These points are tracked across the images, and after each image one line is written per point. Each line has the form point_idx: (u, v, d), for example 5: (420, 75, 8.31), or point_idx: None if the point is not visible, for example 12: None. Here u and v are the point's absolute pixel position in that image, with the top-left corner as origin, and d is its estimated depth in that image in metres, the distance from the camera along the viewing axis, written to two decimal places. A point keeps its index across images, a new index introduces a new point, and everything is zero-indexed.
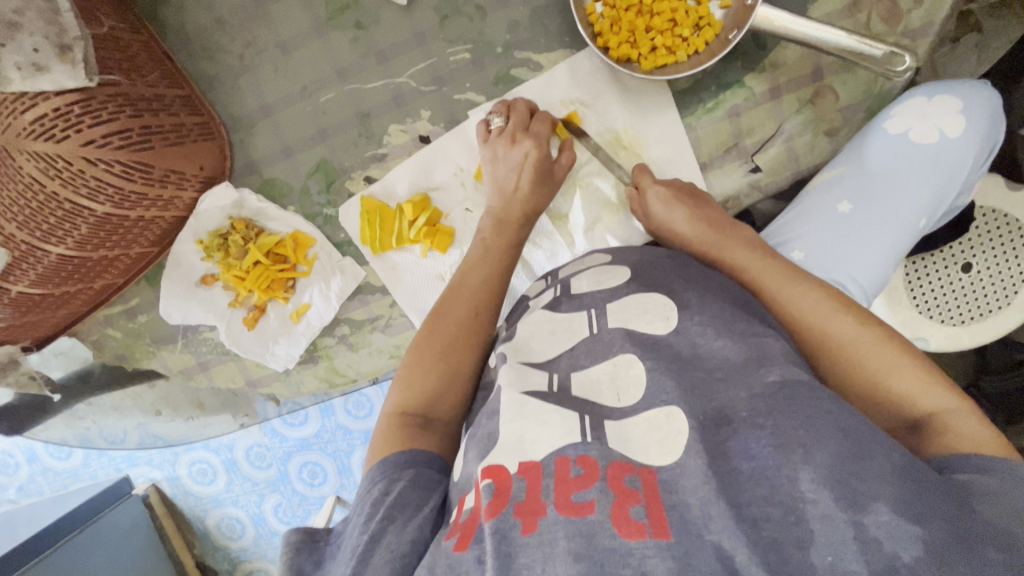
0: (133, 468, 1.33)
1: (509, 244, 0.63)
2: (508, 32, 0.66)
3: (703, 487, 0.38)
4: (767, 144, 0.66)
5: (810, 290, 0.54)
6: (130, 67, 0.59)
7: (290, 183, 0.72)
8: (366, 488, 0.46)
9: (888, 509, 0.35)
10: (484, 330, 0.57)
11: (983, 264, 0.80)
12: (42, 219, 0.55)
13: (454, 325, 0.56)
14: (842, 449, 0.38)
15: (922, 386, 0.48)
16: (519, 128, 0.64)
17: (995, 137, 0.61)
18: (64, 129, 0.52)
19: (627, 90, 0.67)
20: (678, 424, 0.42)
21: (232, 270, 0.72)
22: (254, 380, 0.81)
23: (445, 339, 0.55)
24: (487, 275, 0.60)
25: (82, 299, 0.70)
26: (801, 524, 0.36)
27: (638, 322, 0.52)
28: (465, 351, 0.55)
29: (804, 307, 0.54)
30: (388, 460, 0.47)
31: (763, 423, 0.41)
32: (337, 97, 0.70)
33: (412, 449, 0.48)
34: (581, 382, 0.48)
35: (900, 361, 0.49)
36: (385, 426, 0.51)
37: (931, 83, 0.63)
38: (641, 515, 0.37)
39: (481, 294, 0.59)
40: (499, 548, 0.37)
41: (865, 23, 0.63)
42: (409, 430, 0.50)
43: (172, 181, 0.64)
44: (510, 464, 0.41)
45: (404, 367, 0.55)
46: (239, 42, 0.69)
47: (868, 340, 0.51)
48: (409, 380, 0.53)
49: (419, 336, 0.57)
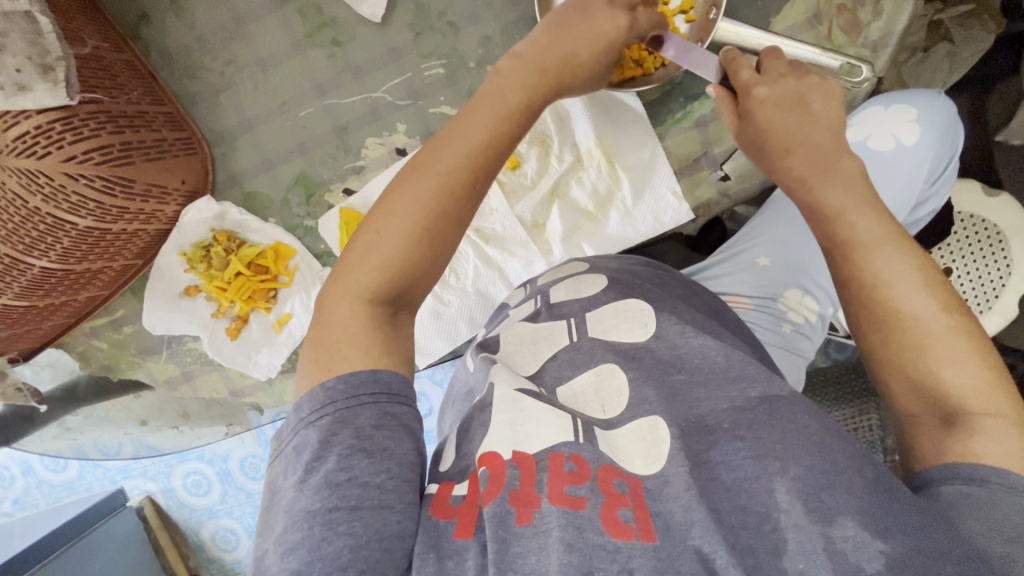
0: (127, 480, 1.32)
1: (506, 138, 0.46)
2: (480, 47, 0.68)
3: (685, 494, 0.40)
4: (735, 153, 0.68)
5: (902, 254, 0.44)
6: (112, 85, 0.61)
7: (270, 196, 0.74)
8: (322, 402, 0.39)
9: (854, 523, 0.37)
10: (449, 236, 0.44)
11: (962, 269, 0.82)
12: (25, 233, 0.57)
13: (432, 181, 0.43)
14: (814, 464, 0.40)
15: (978, 387, 0.41)
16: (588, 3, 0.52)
17: (952, 143, 0.63)
18: (45, 145, 0.54)
19: (600, 102, 0.68)
20: (661, 432, 0.44)
21: (215, 281, 0.74)
22: (238, 390, 0.82)
23: (403, 237, 0.42)
24: (462, 168, 0.44)
25: (68, 310, 0.72)
26: (774, 532, 0.37)
27: (617, 333, 0.53)
28: (428, 255, 0.43)
29: (884, 270, 0.44)
30: (325, 387, 0.39)
31: (743, 434, 0.42)
32: (316, 112, 0.71)
33: (379, 369, 0.40)
34: (567, 396, 0.49)
35: (968, 358, 0.42)
36: (331, 330, 0.41)
37: (890, 94, 0.65)
38: (629, 519, 0.38)
39: (452, 191, 0.43)
40: (497, 533, 0.37)
41: (826, 36, 0.64)
42: (378, 321, 0.42)
43: (154, 195, 0.66)
44: (503, 450, 0.42)
45: (349, 260, 0.43)
46: (220, 60, 0.71)
47: (939, 329, 0.42)
48: (372, 249, 0.42)
49: (366, 226, 0.43)
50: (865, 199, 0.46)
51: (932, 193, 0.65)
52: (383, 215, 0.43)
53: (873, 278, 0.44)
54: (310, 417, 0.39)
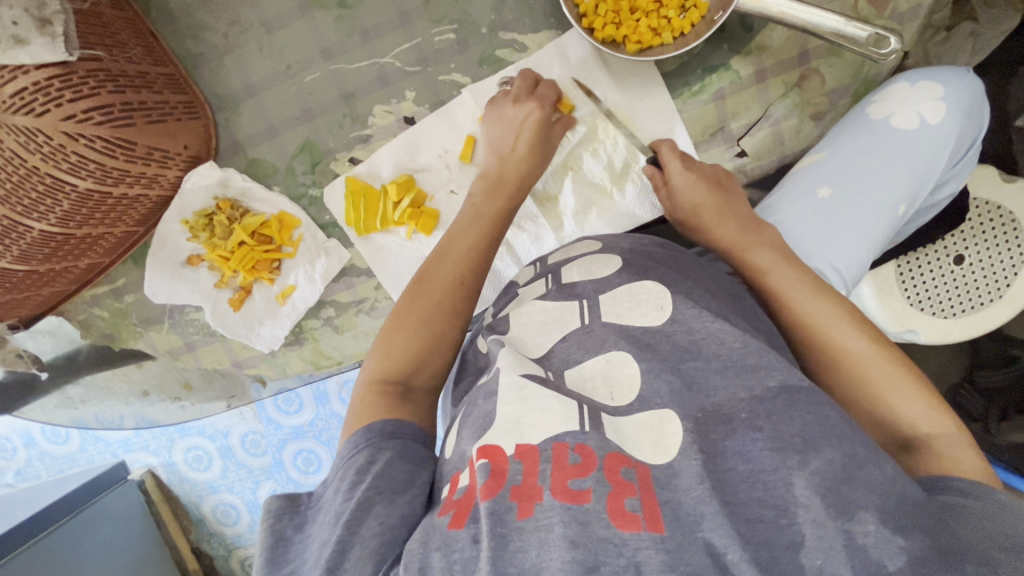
0: (129, 454, 1.32)
1: (501, 209, 0.62)
2: (493, 12, 0.66)
3: (698, 487, 0.39)
4: (754, 128, 0.66)
5: (829, 301, 0.54)
6: (112, 42, 0.59)
7: (275, 163, 0.72)
8: (353, 447, 0.45)
9: (874, 518, 0.37)
10: (468, 301, 0.57)
11: (975, 255, 0.80)
12: (24, 193, 0.55)
13: (438, 292, 0.55)
14: (836, 458, 0.40)
15: (924, 409, 0.48)
16: (524, 92, 0.64)
17: (976, 123, 0.61)
18: (44, 103, 0.52)
19: (616, 74, 0.67)
20: (672, 426, 0.43)
21: (218, 250, 0.73)
22: (240, 361, 0.81)
23: (429, 309, 0.54)
24: (473, 246, 0.59)
25: (69, 276, 0.70)
26: (792, 527, 0.37)
27: (631, 317, 0.52)
28: (450, 320, 0.55)
29: (818, 317, 0.54)
30: (374, 428, 0.46)
31: (761, 425, 0.42)
32: (322, 77, 0.69)
33: (373, 421, 0.46)
34: (574, 380, 0.48)
35: (906, 386, 0.49)
36: (364, 394, 0.49)
37: (915, 71, 0.62)
38: (636, 508, 0.37)
39: (469, 267, 0.58)
40: (495, 529, 0.36)
41: (852, 6, 0.62)
42: (391, 396, 0.49)
43: (155, 159, 0.64)
44: (506, 444, 0.41)
45: (377, 348, 0.53)
46: (223, 20, 0.69)
47: (872, 356, 0.51)
48: (391, 345, 0.53)
49: (403, 303, 0.55)
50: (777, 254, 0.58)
51: (951, 176, 0.64)
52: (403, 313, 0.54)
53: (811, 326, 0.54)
54: (344, 457, 0.45)
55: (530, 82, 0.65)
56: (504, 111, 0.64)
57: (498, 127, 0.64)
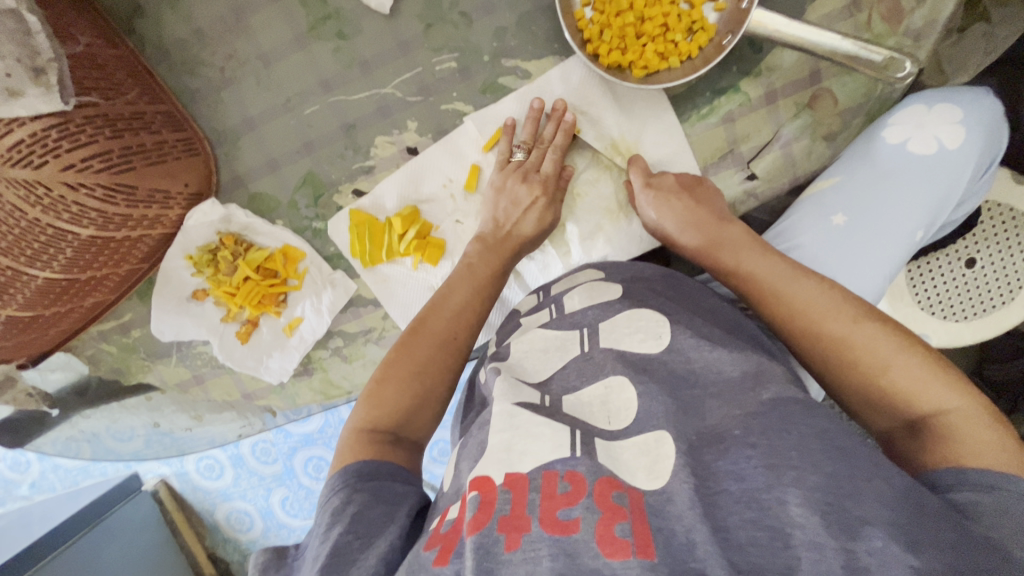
0: (140, 465, 1.35)
1: (492, 273, 0.61)
2: (494, 40, 0.64)
3: (688, 513, 0.38)
4: (764, 151, 0.65)
5: (809, 284, 0.53)
6: (107, 85, 0.58)
7: (277, 197, 0.71)
8: (327, 491, 0.44)
9: (883, 535, 0.35)
10: (461, 350, 0.55)
11: (987, 258, 0.78)
12: (26, 244, 0.54)
13: (431, 343, 0.54)
14: (835, 470, 0.39)
15: (926, 385, 0.45)
16: (534, 168, 0.65)
17: (997, 145, 0.59)
18: (42, 154, 0.50)
19: (622, 99, 0.65)
20: (666, 448, 0.42)
21: (223, 286, 0.72)
22: (250, 393, 0.81)
23: (424, 360, 0.53)
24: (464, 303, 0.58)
25: (74, 316, 0.70)
26: (787, 551, 0.35)
27: (629, 342, 0.51)
28: (442, 373, 0.53)
29: (803, 299, 0.52)
30: (349, 470, 0.44)
31: (755, 442, 0.41)
32: (322, 109, 0.68)
33: (349, 463, 0.45)
34: (573, 406, 0.48)
35: (903, 361, 0.47)
36: (349, 444, 0.47)
37: (931, 92, 0.61)
38: (626, 534, 0.36)
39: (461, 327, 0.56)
40: (481, 564, 0.35)
41: (864, 25, 0.60)
42: (377, 445, 0.47)
43: (157, 201, 0.63)
44: (496, 475, 0.41)
45: (363, 400, 0.51)
46: (220, 55, 0.67)
47: (862, 337, 0.49)
48: (378, 394, 0.50)
49: (393, 351, 0.54)
50: (749, 245, 0.58)
51: (971, 195, 0.62)
52: (392, 362, 0.53)
53: (795, 316, 0.52)
54: (320, 505, 0.44)
55: (542, 159, 0.65)
56: (512, 185, 0.65)
57: (503, 198, 0.65)
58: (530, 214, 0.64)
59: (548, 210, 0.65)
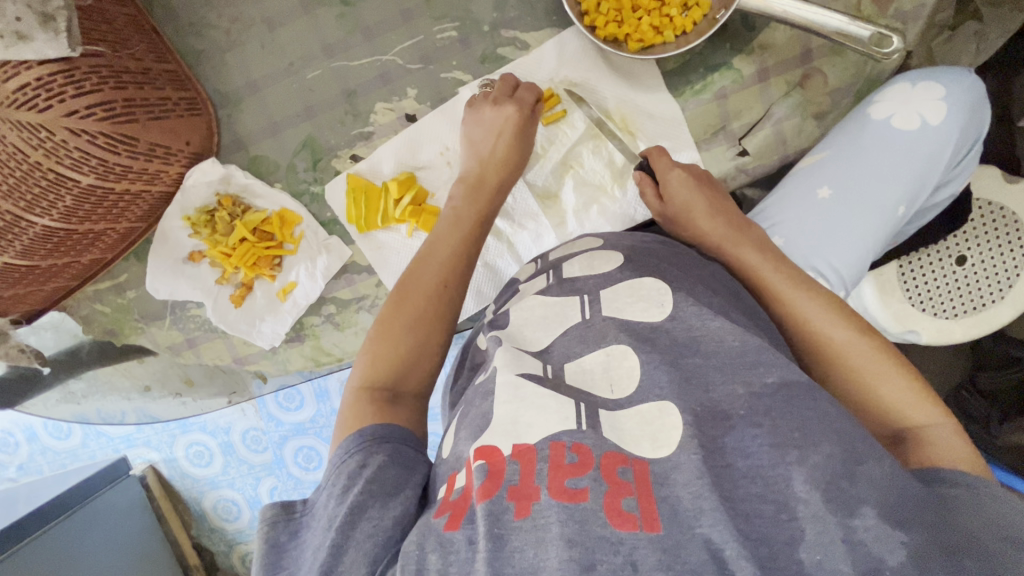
0: (130, 449, 1.33)
1: (482, 212, 0.62)
2: (495, 10, 0.66)
3: (696, 481, 0.37)
4: (755, 128, 0.67)
5: (814, 296, 0.54)
6: (115, 39, 0.58)
7: (277, 160, 0.73)
8: (342, 453, 0.44)
9: (875, 514, 0.36)
10: (453, 303, 0.56)
11: (979, 256, 0.79)
12: (27, 189, 0.55)
13: (423, 296, 0.54)
14: (834, 452, 0.39)
15: (914, 402, 0.48)
16: (502, 94, 0.64)
17: (978, 124, 0.61)
18: (46, 98, 0.51)
19: (618, 71, 0.67)
20: (672, 418, 0.42)
21: (219, 247, 0.73)
22: (242, 358, 0.82)
23: (413, 314, 0.53)
24: (454, 249, 0.58)
25: (71, 272, 0.71)
26: (791, 522, 0.36)
27: (631, 312, 0.50)
28: (437, 321, 0.54)
29: (807, 311, 0.53)
30: (365, 431, 0.45)
31: (761, 422, 0.41)
32: (324, 74, 0.70)
33: (363, 426, 0.45)
34: (574, 373, 0.47)
35: (897, 375, 0.49)
36: (352, 401, 0.48)
37: (916, 71, 0.62)
38: (632, 508, 0.36)
39: (449, 268, 0.57)
40: (492, 530, 0.36)
41: (855, 5, 0.62)
42: (381, 404, 0.48)
43: (158, 155, 0.64)
44: (503, 446, 0.40)
45: (360, 363, 0.51)
46: (226, 17, 0.69)
47: (863, 348, 0.50)
48: (377, 353, 0.51)
49: (386, 309, 0.54)
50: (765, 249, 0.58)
51: (952, 177, 0.64)
52: (384, 324, 0.53)
53: (801, 319, 0.53)
54: (336, 463, 0.44)
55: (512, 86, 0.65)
56: (482, 113, 0.64)
57: (476, 132, 0.65)
58: (501, 136, 0.63)
59: (520, 131, 0.64)
